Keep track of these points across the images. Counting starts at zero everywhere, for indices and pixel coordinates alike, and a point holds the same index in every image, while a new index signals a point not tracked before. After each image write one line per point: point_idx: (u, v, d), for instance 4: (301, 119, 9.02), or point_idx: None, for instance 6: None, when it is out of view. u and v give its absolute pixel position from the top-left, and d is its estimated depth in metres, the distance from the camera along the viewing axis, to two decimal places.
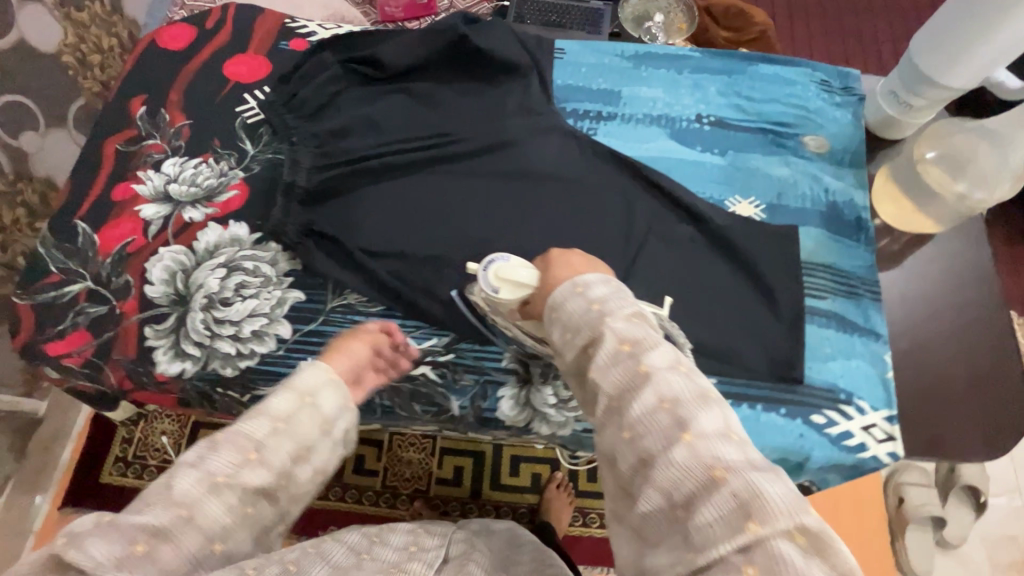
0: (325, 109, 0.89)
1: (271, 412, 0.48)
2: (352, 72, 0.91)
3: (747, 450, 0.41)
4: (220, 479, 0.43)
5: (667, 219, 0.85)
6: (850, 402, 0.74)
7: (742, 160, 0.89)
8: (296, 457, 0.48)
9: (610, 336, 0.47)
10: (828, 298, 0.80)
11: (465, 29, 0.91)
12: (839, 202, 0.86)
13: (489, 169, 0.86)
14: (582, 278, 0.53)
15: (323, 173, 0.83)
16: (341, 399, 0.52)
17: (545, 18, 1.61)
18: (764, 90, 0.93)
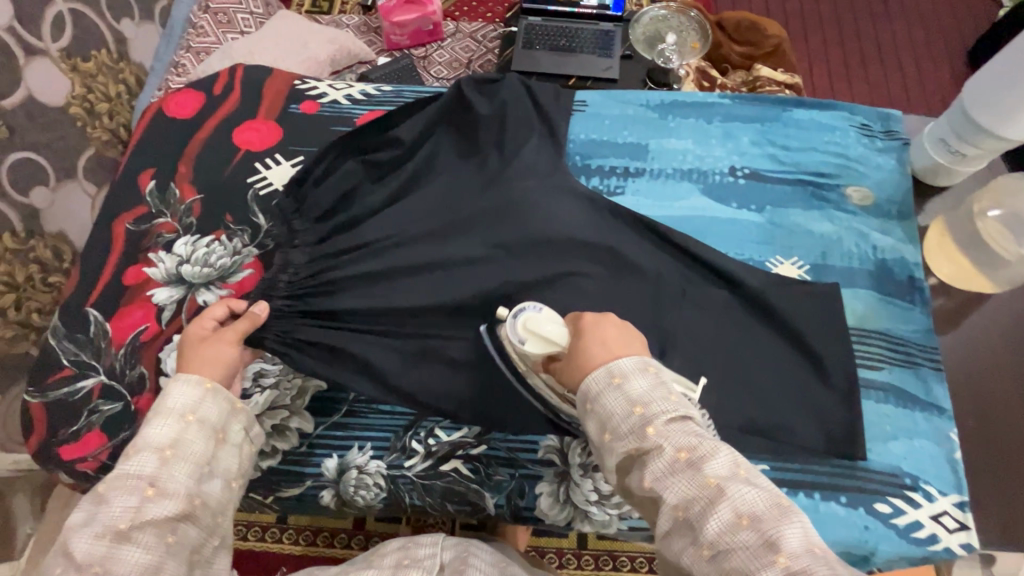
0: (336, 211, 0.81)
1: (154, 444, 0.55)
2: (366, 165, 0.83)
3: (844, 570, 0.38)
4: (122, 526, 0.50)
5: (703, 283, 0.79)
6: (916, 488, 0.68)
7: (781, 215, 0.84)
8: (196, 477, 0.55)
9: (665, 446, 0.46)
10: (884, 369, 0.74)
11: (473, 87, 0.88)
12: (888, 259, 0.80)
13: (508, 242, 0.78)
14: (617, 364, 0.51)
15: (325, 275, 0.77)
16: (222, 407, 0.60)
17: (554, 42, 1.56)
18: (800, 138, 0.88)
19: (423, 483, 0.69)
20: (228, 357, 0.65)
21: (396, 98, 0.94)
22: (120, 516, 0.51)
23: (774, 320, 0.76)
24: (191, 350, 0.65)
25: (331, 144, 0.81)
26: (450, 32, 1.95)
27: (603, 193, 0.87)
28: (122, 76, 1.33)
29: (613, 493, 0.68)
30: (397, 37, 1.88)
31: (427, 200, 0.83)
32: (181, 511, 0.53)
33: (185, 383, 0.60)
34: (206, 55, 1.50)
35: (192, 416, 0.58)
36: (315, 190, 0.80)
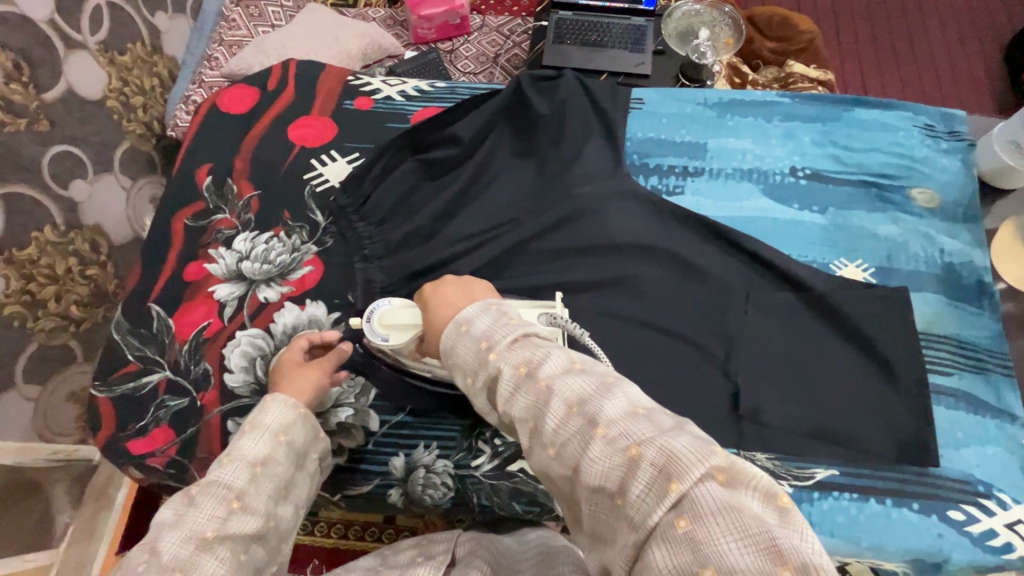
0: (398, 208, 0.84)
1: (247, 457, 0.56)
2: (423, 165, 0.86)
3: (662, 418, 0.36)
4: (208, 535, 0.50)
5: (764, 285, 0.78)
6: (990, 495, 0.67)
7: (844, 217, 0.83)
8: (276, 498, 0.57)
9: (504, 366, 0.43)
10: (954, 375, 0.73)
11: (528, 88, 0.89)
12: (956, 263, 0.79)
13: (564, 248, 0.81)
14: (463, 315, 0.48)
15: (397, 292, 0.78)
16: (309, 434, 0.62)
17: (584, 37, 1.54)
18: (863, 139, 0.87)
19: (491, 483, 0.69)
20: (314, 383, 0.67)
21: (450, 95, 0.94)
22: (206, 523, 0.51)
23: (840, 325, 0.75)
24: (284, 370, 0.68)
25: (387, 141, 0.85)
26: (476, 26, 1.93)
27: (662, 193, 0.86)
28: (155, 70, 1.36)
29: None
30: (423, 31, 1.87)
31: (486, 205, 0.84)
32: (257, 531, 0.53)
33: (283, 403, 0.62)
34: (238, 47, 1.48)
35: (283, 437, 0.60)
36: (375, 190, 0.84)
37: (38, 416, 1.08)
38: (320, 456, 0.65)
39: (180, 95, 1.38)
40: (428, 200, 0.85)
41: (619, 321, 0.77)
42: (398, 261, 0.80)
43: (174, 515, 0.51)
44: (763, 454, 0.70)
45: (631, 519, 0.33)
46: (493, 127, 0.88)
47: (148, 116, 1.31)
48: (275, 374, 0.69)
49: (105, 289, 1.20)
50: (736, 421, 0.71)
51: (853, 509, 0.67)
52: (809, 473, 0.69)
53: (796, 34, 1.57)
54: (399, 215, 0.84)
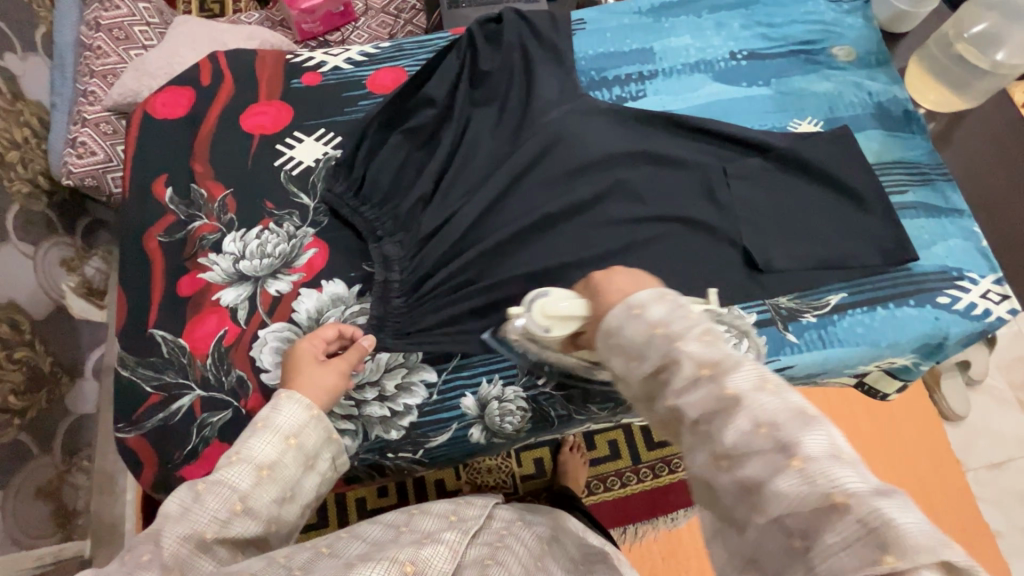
0: (396, 186, 0.81)
1: (256, 460, 0.53)
2: (409, 136, 0.83)
3: (866, 473, 0.37)
4: (208, 536, 0.49)
5: (734, 158, 0.86)
6: (963, 277, 0.80)
7: (786, 85, 0.92)
8: (280, 504, 0.54)
9: (686, 360, 0.43)
10: (909, 191, 0.85)
11: (477, 30, 0.89)
12: (883, 101, 0.91)
13: (561, 173, 0.82)
14: (635, 298, 0.48)
15: (426, 269, 0.76)
16: (323, 436, 0.58)
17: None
18: (782, 14, 0.96)
19: (563, 395, 0.72)
20: (329, 383, 0.63)
21: (398, 54, 0.92)
22: (207, 524, 0.49)
23: (810, 174, 0.84)
24: (299, 363, 0.64)
25: (368, 120, 0.82)
26: (361, 11, 1.90)
27: (627, 99, 0.91)
28: (23, 119, 1.18)
29: None
30: (307, 25, 1.80)
31: (470, 147, 0.84)
32: (256, 535, 0.52)
33: (299, 402, 0.58)
34: (116, 76, 1.27)
35: (295, 439, 0.56)
36: (368, 172, 0.81)
37: (10, 522, 0.97)
38: (332, 458, 0.60)
39: (63, 139, 1.20)
40: (423, 168, 0.82)
41: (623, 220, 0.80)
42: (413, 235, 0.78)
43: (180, 506, 0.50)
44: (784, 297, 0.78)
45: (813, 564, 0.36)
46: (457, 75, 0.86)
47: (31, 172, 1.14)
48: (289, 363, 0.65)
49: (42, 370, 1.08)
50: (756, 277, 0.79)
51: (866, 319, 0.77)
52: (824, 301, 0.78)
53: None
54: (400, 189, 0.81)
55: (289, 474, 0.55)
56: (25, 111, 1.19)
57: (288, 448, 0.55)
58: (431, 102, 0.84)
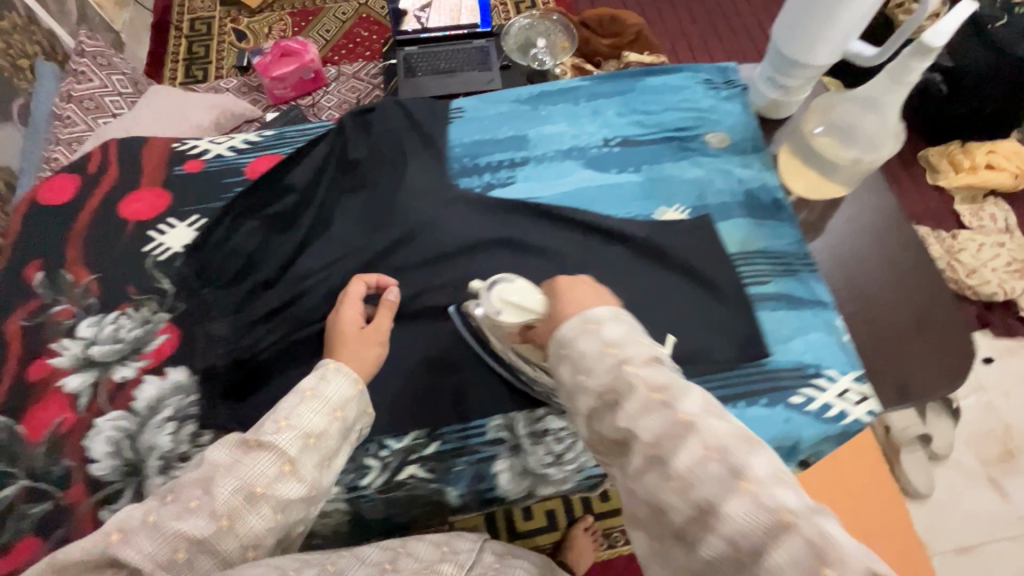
0: (247, 267, 0.82)
1: (308, 428, 0.59)
2: (269, 221, 0.85)
3: (793, 493, 0.36)
4: (257, 489, 0.54)
5: (594, 245, 0.86)
6: (820, 374, 0.77)
7: (656, 171, 0.93)
8: (321, 468, 0.59)
9: (640, 384, 0.41)
10: (770, 282, 0.83)
11: (351, 121, 0.93)
12: (753, 188, 0.90)
13: (416, 260, 0.84)
14: (592, 312, 0.46)
15: (260, 350, 0.76)
16: (361, 408, 0.65)
17: (435, 66, 1.75)
18: (657, 102, 0.98)
19: (384, 497, 0.71)
20: (371, 356, 0.70)
21: (283, 140, 0.97)
22: (258, 479, 0.54)
23: (668, 263, 0.84)
24: (350, 335, 0.70)
25: (230, 201, 0.86)
26: (333, 77, 2.05)
27: (496, 186, 0.93)
28: None
29: (564, 452, 0.72)
30: (279, 91, 1.99)
31: (330, 240, 0.85)
32: (302, 497, 0.57)
33: (343, 377, 0.64)
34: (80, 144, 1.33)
35: (339, 411, 0.62)
36: (218, 254, 0.83)
37: None
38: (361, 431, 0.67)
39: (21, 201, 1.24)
40: (275, 253, 0.84)
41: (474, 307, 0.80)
42: (247, 315, 0.78)
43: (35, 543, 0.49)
44: None
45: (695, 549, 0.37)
46: (326, 166, 0.90)
47: None
48: (336, 333, 0.71)
49: None
50: None
51: None
52: None
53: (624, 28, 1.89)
54: (247, 272, 0.82)
55: (331, 442, 0.60)
56: None
57: (335, 419, 0.61)
58: (292, 189, 0.87)
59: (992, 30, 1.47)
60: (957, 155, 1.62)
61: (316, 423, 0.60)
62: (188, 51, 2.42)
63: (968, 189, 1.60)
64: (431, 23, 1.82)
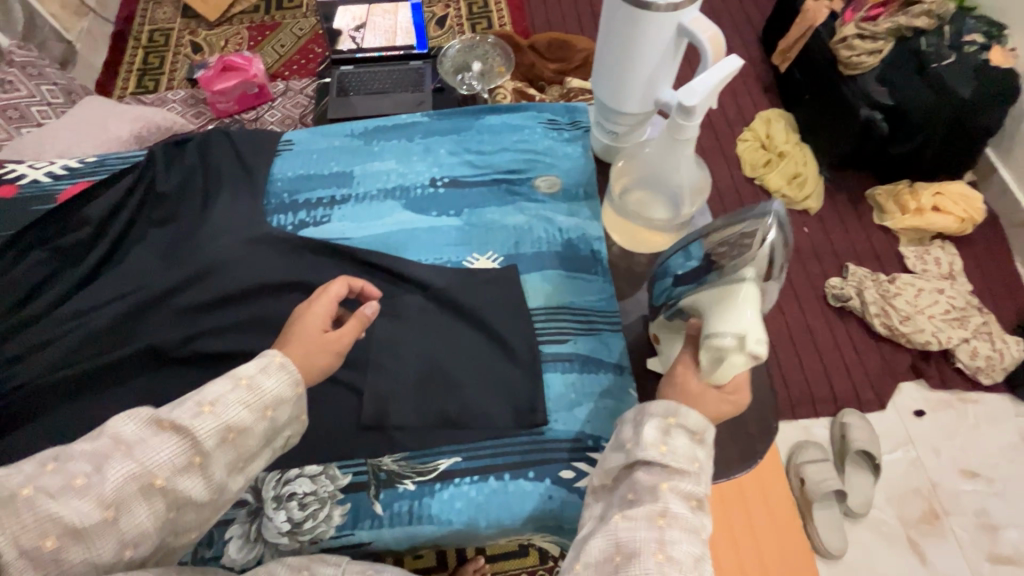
0: (24, 300, 0.79)
1: (229, 420, 0.52)
2: (56, 254, 0.82)
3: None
4: (157, 483, 0.48)
5: (392, 293, 0.82)
6: (598, 447, 0.71)
7: (477, 216, 0.88)
8: (233, 471, 0.53)
9: (690, 491, 0.53)
10: (569, 341, 0.78)
11: (165, 152, 0.90)
12: (573, 238, 0.86)
13: (200, 301, 0.80)
14: (703, 428, 0.56)
15: (6, 393, 0.72)
16: (295, 414, 0.58)
17: (369, 87, 1.70)
18: (492, 141, 0.94)
19: None
20: (317, 363, 0.63)
21: (106, 167, 0.94)
22: (160, 468, 0.48)
23: (463, 316, 0.80)
24: (304, 326, 0.65)
25: (22, 228, 0.81)
26: (280, 92, 2.01)
27: (309, 224, 0.89)
28: None
29: (305, 519, 0.68)
30: (223, 105, 1.95)
31: (118, 277, 0.82)
32: (199, 500, 0.50)
33: (285, 374, 0.57)
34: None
35: (273, 411, 0.55)
36: None
37: None
38: (291, 437, 0.59)
39: None
40: (57, 287, 0.81)
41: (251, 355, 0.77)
42: (4, 354, 0.75)
43: None
44: (388, 458, 0.71)
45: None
46: (131, 198, 0.87)
47: None
48: (295, 327, 0.66)
49: None
50: (362, 431, 0.72)
51: (471, 491, 0.69)
52: (432, 465, 0.70)
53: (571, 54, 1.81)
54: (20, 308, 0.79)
55: (253, 443, 0.54)
56: None
57: (265, 418, 0.54)
58: (86, 222, 0.84)
59: (936, 69, 1.37)
60: (905, 196, 1.52)
61: (243, 415, 0.53)
62: (143, 63, 2.21)
63: (913, 232, 1.51)
64: (366, 43, 1.74)
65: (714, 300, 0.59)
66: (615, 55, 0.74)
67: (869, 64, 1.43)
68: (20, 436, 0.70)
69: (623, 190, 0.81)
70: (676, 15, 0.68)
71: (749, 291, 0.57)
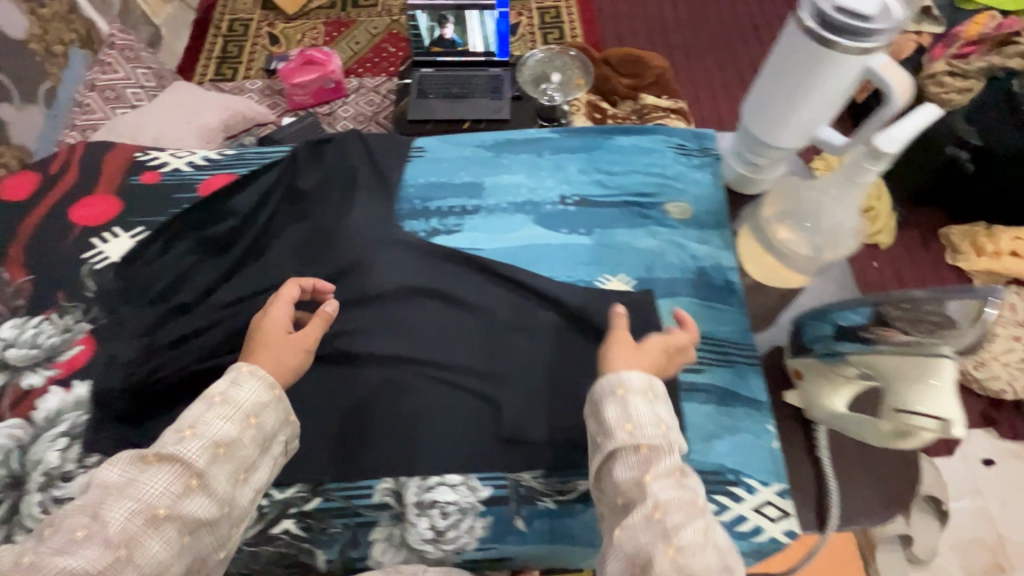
0: (174, 287, 0.82)
1: (215, 439, 0.58)
2: (205, 244, 0.85)
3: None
4: (160, 512, 0.53)
5: (525, 307, 0.82)
6: (738, 482, 0.71)
7: (609, 237, 0.89)
8: (234, 482, 0.58)
9: (671, 462, 0.54)
10: (706, 371, 0.78)
11: (306, 152, 0.93)
12: (706, 267, 0.85)
13: (340, 302, 0.81)
14: (656, 388, 0.60)
15: (162, 377, 0.75)
16: (280, 417, 0.63)
17: (446, 90, 1.60)
18: (624, 163, 0.95)
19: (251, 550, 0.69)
20: (289, 363, 0.67)
21: (242, 160, 0.97)
22: (160, 500, 0.54)
23: (599, 337, 0.79)
24: (269, 332, 0.68)
25: (174, 217, 0.86)
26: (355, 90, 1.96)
27: (441, 232, 0.90)
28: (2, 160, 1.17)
29: (447, 528, 0.70)
30: (299, 97, 1.96)
31: (260, 271, 0.84)
32: (210, 516, 0.56)
33: (260, 381, 0.62)
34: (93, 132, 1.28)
35: (256, 418, 0.61)
36: (145, 273, 0.83)
37: None
38: (288, 441, 0.65)
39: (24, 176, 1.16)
40: (204, 276, 0.83)
41: (389, 360, 0.77)
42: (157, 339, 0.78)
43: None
44: (528, 474, 0.72)
45: None
46: (273, 195, 0.89)
47: None
48: (259, 334, 0.69)
49: None
50: (500, 446, 0.73)
51: None
52: (570, 485, 0.71)
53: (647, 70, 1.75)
54: (170, 294, 0.82)
55: (244, 452, 0.59)
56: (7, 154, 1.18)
57: (248, 427, 0.60)
58: (234, 215, 0.87)
59: None
60: (982, 237, 1.41)
61: (229, 431, 0.59)
62: (222, 51, 2.26)
63: None
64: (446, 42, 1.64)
65: (897, 372, 0.62)
66: (784, 91, 0.74)
67: (958, 102, 1.32)
68: (173, 421, 0.73)
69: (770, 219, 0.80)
70: (864, 59, 0.67)
71: (946, 370, 0.59)
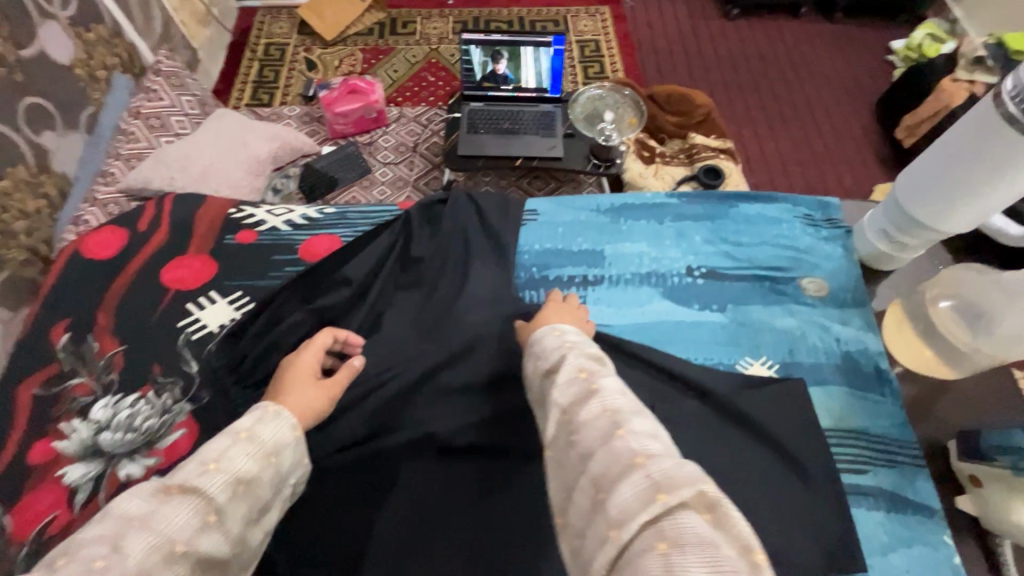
0: None
1: (231, 470, 0.46)
2: (317, 317, 0.79)
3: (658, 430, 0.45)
4: (177, 547, 0.41)
5: (666, 394, 0.75)
6: None
7: (743, 314, 0.83)
8: (250, 522, 0.47)
9: (568, 368, 0.52)
10: (869, 473, 0.71)
11: (418, 214, 0.87)
12: (852, 351, 0.80)
13: (468, 385, 0.74)
14: (559, 327, 0.60)
15: None
16: (299, 457, 0.52)
17: (496, 126, 1.38)
18: (750, 233, 0.90)
19: None
20: (313, 406, 0.60)
21: (346, 223, 0.92)
22: (178, 532, 0.42)
23: (753, 430, 0.72)
24: (294, 368, 0.63)
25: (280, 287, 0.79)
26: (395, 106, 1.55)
27: None
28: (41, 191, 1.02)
29: None
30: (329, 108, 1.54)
31: (377, 347, 0.77)
32: (223, 555, 0.44)
33: (282, 416, 0.52)
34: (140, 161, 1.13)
35: (276, 457, 0.50)
36: (253, 347, 0.76)
37: None
38: (301, 483, 0.53)
39: (71, 215, 1.05)
40: None
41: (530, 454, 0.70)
42: None
43: None
44: None
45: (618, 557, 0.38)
46: (385, 261, 0.84)
47: (33, 240, 0.98)
48: (285, 373, 0.63)
49: None
50: None
51: None
52: None
53: (693, 108, 1.54)
54: None
55: (262, 491, 0.48)
56: (47, 184, 1.02)
57: (270, 466, 0.49)
58: (347, 283, 0.81)
59: None
60: None
61: (240, 461, 0.48)
62: None
63: None
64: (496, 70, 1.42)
65: None
66: (968, 173, 0.70)
67: None
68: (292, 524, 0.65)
69: (935, 299, 0.77)
70: None
71: None
